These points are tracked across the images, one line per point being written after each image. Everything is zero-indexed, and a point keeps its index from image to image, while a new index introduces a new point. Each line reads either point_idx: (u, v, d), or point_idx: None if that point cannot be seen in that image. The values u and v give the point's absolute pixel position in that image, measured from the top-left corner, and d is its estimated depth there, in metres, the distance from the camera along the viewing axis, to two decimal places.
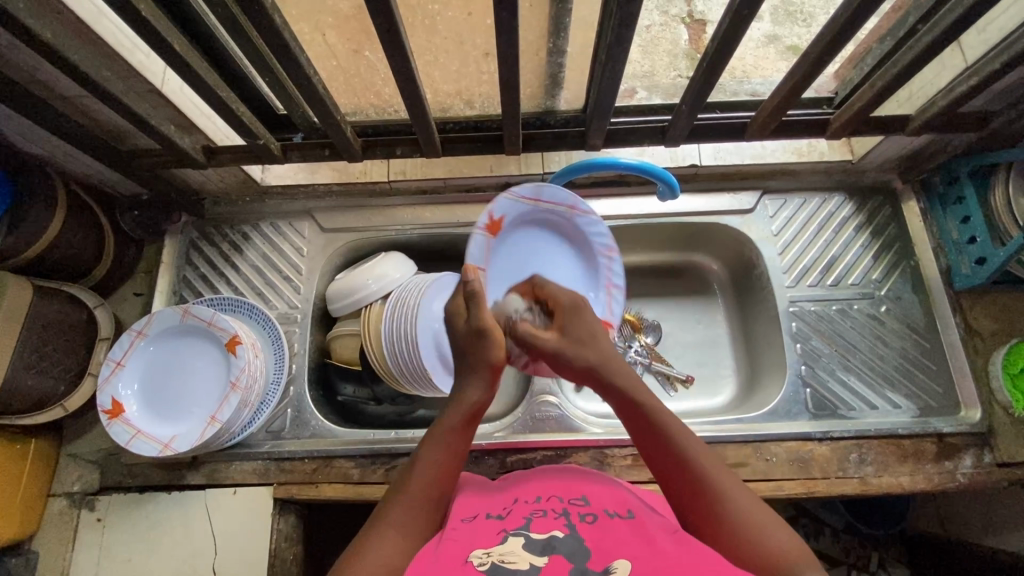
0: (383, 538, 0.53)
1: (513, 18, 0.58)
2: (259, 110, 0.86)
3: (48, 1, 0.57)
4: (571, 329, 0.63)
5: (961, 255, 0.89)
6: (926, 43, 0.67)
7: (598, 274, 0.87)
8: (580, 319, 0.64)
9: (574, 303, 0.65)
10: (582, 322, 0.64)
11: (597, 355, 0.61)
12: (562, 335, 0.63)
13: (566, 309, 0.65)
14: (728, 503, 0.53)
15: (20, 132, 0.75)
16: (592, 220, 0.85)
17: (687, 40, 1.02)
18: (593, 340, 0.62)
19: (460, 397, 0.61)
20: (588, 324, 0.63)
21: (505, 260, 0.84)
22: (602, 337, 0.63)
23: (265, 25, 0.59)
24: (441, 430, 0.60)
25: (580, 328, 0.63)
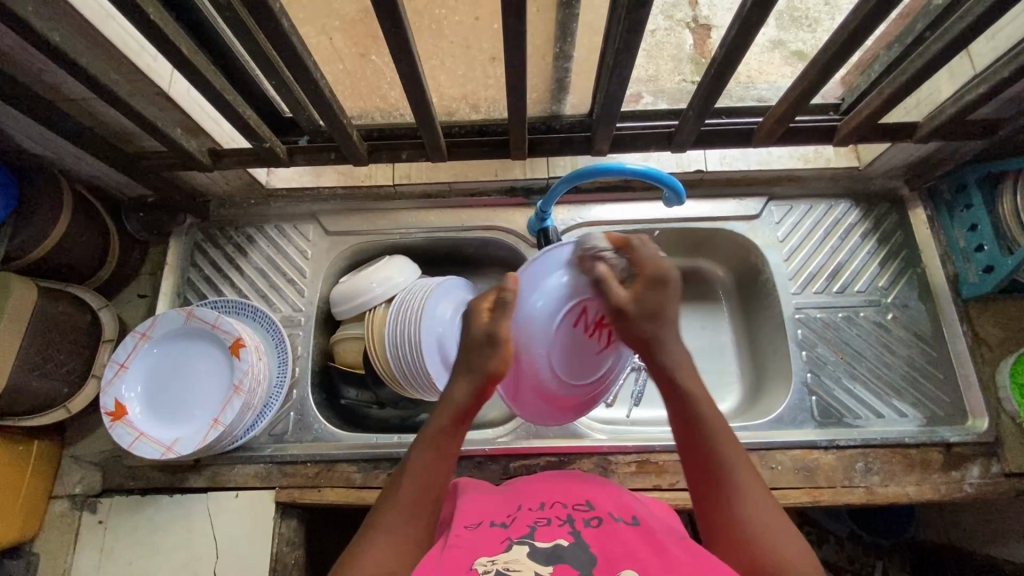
0: (377, 545, 0.55)
1: (520, 23, 0.58)
2: (264, 114, 0.86)
3: (56, 3, 0.57)
4: (644, 300, 0.63)
5: (969, 263, 0.90)
6: (937, 50, 0.66)
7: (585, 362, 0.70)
8: (662, 297, 0.63)
9: (661, 276, 0.63)
10: (661, 298, 0.63)
11: (658, 333, 0.63)
12: (638, 304, 0.63)
13: (652, 282, 0.63)
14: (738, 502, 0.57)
15: (26, 133, 0.75)
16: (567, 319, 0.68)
17: (692, 45, 1.02)
18: (659, 317, 0.63)
19: (448, 400, 0.64)
20: (665, 300, 0.63)
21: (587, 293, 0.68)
22: (670, 321, 0.63)
23: (274, 30, 0.59)
24: (431, 433, 0.62)
25: (654, 300, 0.63)
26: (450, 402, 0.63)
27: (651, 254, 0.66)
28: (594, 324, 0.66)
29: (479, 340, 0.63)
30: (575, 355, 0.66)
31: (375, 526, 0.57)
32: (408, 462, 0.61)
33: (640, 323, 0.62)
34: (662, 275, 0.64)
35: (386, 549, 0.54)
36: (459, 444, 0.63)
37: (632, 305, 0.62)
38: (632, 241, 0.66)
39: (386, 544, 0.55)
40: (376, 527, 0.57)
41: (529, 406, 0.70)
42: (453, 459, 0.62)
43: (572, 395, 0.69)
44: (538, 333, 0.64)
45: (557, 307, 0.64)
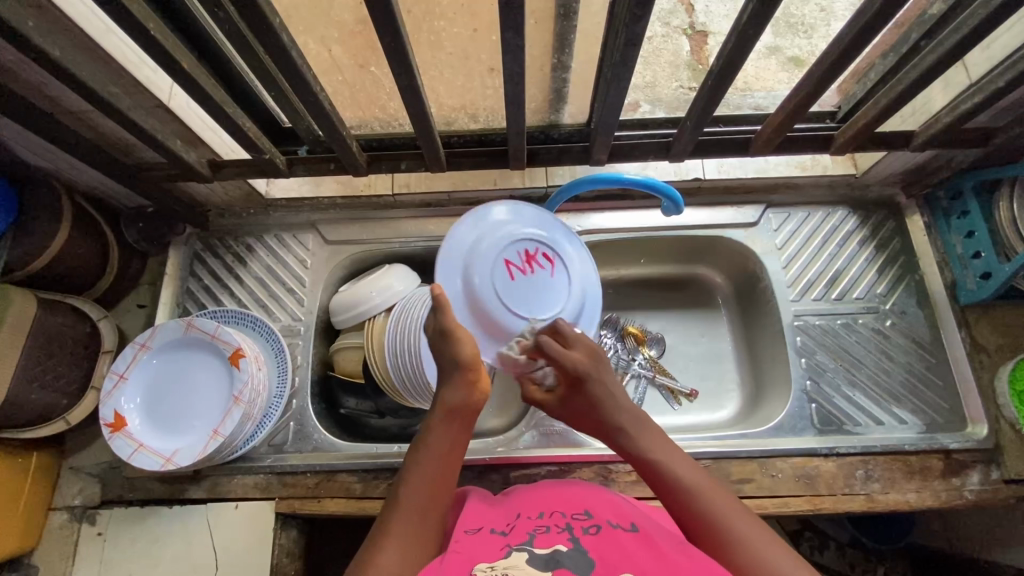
0: (384, 551, 0.54)
1: (518, 37, 0.58)
2: (263, 125, 0.86)
3: (56, 19, 0.57)
4: (572, 402, 0.67)
5: (966, 270, 0.90)
6: (933, 60, 0.67)
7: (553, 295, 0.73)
8: (588, 390, 0.65)
9: (577, 377, 0.65)
10: (585, 395, 0.65)
11: (602, 423, 0.65)
12: (569, 405, 0.68)
13: (571, 387, 0.66)
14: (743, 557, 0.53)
15: (26, 145, 0.76)
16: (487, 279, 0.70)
17: (689, 51, 1.03)
18: (596, 410, 0.65)
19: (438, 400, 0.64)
20: (592, 394, 0.65)
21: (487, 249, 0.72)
22: (609, 409, 0.65)
23: (273, 44, 0.59)
24: (426, 435, 0.62)
25: (579, 402, 0.67)
26: (440, 401, 0.63)
27: (559, 353, 0.66)
28: (523, 261, 0.72)
29: (434, 338, 0.65)
30: (528, 296, 0.71)
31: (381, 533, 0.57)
32: (408, 466, 0.61)
33: (585, 417, 0.67)
34: (581, 373, 0.65)
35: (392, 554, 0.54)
36: (461, 445, 0.63)
37: (563, 410, 0.69)
38: (542, 345, 0.67)
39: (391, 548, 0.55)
40: (383, 535, 0.56)
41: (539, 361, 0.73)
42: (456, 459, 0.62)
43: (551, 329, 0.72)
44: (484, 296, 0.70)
45: (489, 271, 0.70)
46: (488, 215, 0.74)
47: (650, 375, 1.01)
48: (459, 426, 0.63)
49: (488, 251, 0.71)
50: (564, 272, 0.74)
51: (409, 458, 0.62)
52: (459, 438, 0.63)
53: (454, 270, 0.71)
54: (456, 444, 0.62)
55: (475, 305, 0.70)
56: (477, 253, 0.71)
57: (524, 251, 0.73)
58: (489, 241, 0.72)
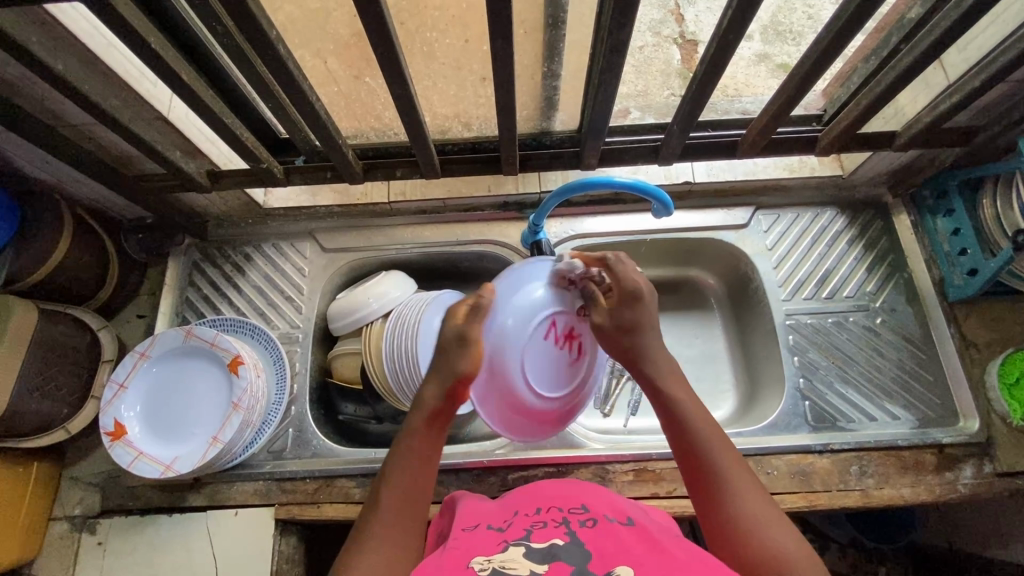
0: (367, 550, 0.56)
1: (507, 46, 0.60)
2: (261, 136, 0.88)
3: (59, 33, 0.59)
4: (620, 316, 0.64)
5: (954, 267, 0.91)
6: (910, 62, 0.69)
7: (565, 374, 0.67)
8: (637, 311, 0.64)
9: (636, 292, 0.64)
10: (638, 314, 0.64)
11: (639, 344, 0.64)
12: (615, 320, 0.64)
13: (625, 299, 0.64)
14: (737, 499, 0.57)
15: (27, 158, 0.77)
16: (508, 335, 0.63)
17: (679, 60, 1.05)
18: (634, 331, 0.64)
19: (420, 402, 0.63)
20: (642, 315, 0.64)
21: (523, 301, 0.64)
22: (649, 329, 0.65)
23: (270, 55, 0.61)
24: (407, 436, 0.62)
25: (629, 315, 0.64)
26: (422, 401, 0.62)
27: (627, 270, 0.66)
28: (563, 335, 0.66)
29: (448, 339, 0.63)
30: (545, 366, 0.65)
31: (364, 533, 0.58)
32: (388, 466, 0.62)
33: (622, 337, 0.64)
34: (639, 288, 0.64)
35: (375, 552, 0.56)
36: (435, 445, 0.62)
37: (608, 321, 0.64)
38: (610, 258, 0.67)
39: (374, 545, 0.56)
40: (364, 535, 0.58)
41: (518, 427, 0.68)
42: (431, 461, 0.62)
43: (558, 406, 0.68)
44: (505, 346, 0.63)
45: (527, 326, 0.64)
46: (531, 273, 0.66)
47: None
48: (435, 426, 0.63)
49: (532, 311, 0.64)
50: (586, 356, 0.68)
51: (388, 459, 0.62)
52: (437, 438, 0.63)
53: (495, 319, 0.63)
54: (435, 447, 0.62)
55: (496, 342, 0.63)
56: (514, 302, 0.64)
57: (568, 326, 0.66)
58: (538, 300, 0.65)
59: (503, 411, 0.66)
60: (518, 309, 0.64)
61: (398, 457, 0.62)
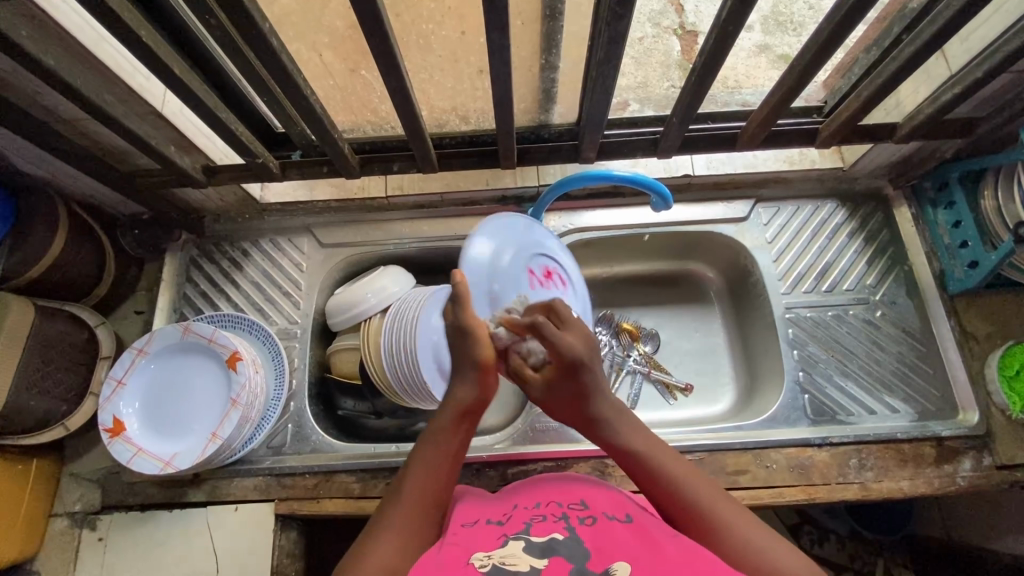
0: (380, 541, 0.54)
1: (504, 37, 0.60)
2: (257, 130, 0.88)
3: (49, 27, 0.58)
4: (559, 388, 0.60)
5: (954, 260, 0.91)
6: (911, 53, 0.68)
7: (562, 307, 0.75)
8: (579, 380, 0.58)
9: (575, 361, 0.57)
10: (578, 384, 0.58)
11: (587, 410, 0.60)
12: (554, 392, 0.60)
13: (563, 371, 0.58)
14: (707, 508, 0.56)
15: (21, 153, 0.76)
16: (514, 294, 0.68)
17: (679, 51, 1.04)
18: (581, 401, 0.59)
19: (449, 398, 0.61)
20: (584, 383, 0.58)
21: (505, 261, 0.69)
22: (596, 395, 0.60)
23: (263, 49, 0.60)
24: (433, 432, 0.60)
25: (569, 387, 0.59)
26: (452, 399, 0.60)
27: (556, 332, 0.57)
28: (542, 276, 0.73)
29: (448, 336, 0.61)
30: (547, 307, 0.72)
31: (380, 523, 0.57)
32: (409, 464, 0.60)
33: (567, 406, 0.60)
34: (576, 358, 0.57)
35: (388, 544, 0.54)
36: (462, 443, 0.61)
37: (548, 395, 0.60)
38: (539, 323, 0.58)
39: (387, 537, 0.55)
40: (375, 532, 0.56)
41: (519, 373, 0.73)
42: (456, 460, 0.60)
43: None
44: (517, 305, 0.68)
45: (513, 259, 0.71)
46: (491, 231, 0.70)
47: (645, 370, 1.01)
48: (463, 423, 0.61)
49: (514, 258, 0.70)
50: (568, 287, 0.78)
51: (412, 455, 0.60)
52: (462, 435, 0.61)
53: (482, 271, 0.66)
54: (463, 443, 0.61)
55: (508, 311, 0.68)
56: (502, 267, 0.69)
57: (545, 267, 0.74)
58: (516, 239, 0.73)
59: None
60: (506, 269, 0.69)
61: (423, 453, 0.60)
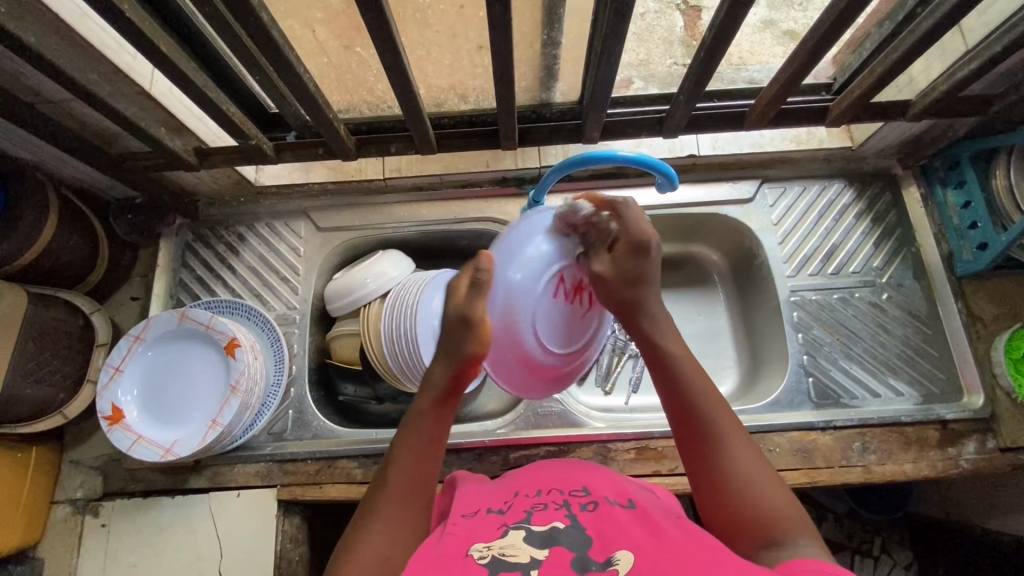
0: (371, 532, 0.54)
1: (505, 10, 0.57)
2: (250, 111, 0.85)
3: (30, 5, 0.56)
4: (624, 268, 0.60)
5: (963, 241, 0.89)
6: (928, 27, 0.65)
7: (581, 331, 0.64)
8: (646, 263, 0.60)
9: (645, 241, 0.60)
10: (644, 266, 0.60)
11: (640, 297, 0.61)
12: (621, 272, 0.60)
13: (632, 248, 0.60)
14: (728, 454, 0.56)
15: (6, 137, 0.74)
16: (517, 297, 0.60)
17: (682, 27, 1.00)
18: (642, 286, 0.60)
19: (428, 385, 0.63)
20: (651, 269, 0.61)
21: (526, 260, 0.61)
22: (653, 285, 0.61)
23: (254, 25, 0.57)
24: (415, 418, 0.62)
25: (632, 267, 0.60)
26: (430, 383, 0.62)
27: (633, 217, 0.62)
28: (573, 290, 0.62)
29: (452, 324, 0.62)
30: (558, 323, 0.62)
31: (368, 512, 0.56)
32: (394, 449, 0.60)
33: (630, 288, 0.60)
34: (645, 242, 0.60)
35: (383, 535, 0.54)
36: (446, 426, 0.62)
37: (613, 274, 0.60)
38: (620, 207, 0.62)
39: (380, 527, 0.55)
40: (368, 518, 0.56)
41: (507, 377, 0.65)
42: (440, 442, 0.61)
43: (558, 366, 0.64)
44: (518, 306, 0.60)
45: (536, 276, 0.60)
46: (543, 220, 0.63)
47: None
48: (445, 407, 0.63)
49: (544, 262, 0.61)
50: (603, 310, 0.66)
51: (396, 442, 0.61)
52: (445, 420, 0.62)
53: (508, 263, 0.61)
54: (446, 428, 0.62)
55: (507, 304, 0.61)
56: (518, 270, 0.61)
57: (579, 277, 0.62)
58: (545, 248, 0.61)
59: (511, 373, 0.64)
60: (523, 267, 0.61)
61: (405, 442, 0.60)
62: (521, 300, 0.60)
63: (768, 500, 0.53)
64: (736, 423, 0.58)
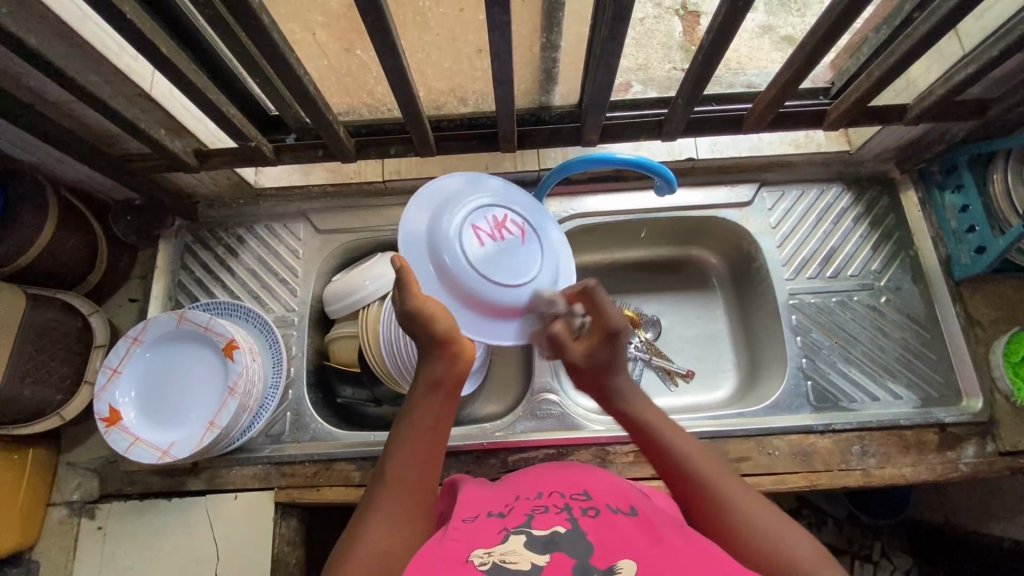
0: (369, 529, 0.53)
1: (505, 13, 0.57)
2: (250, 113, 0.85)
3: (31, 6, 0.56)
4: (596, 356, 0.65)
5: (961, 246, 0.89)
6: (924, 31, 0.66)
7: (524, 258, 0.64)
8: (614, 349, 0.65)
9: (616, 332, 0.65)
10: (614, 353, 0.65)
11: (611, 382, 0.66)
12: (591, 359, 0.66)
13: (603, 338, 0.65)
14: (731, 506, 0.56)
15: (6, 137, 0.74)
16: (445, 260, 0.61)
17: (681, 32, 1.01)
18: (612, 370, 0.66)
19: (422, 376, 0.62)
20: (619, 353, 0.65)
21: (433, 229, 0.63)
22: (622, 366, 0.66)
23: (254, 27, 0.58)
24: (411, 411, 0.61)
25: (605, 354, 0.65)
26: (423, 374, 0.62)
27: (606, 304, 0.65)
28: (494, 229, 0.64)
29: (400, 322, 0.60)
30: (498, 262, 0.62)
31: (366, 508, 0.56)
32: (392, 442, 0.60)
33: (597, 375, 0.66)
34: (615, 334, 0.65)
35: (381, 531, 0.53)
36: (443, 415, 0.62)
37: (585, 362, 0.66)
38: (591, 289, 0.65)
39: (380, 523, 0.54)
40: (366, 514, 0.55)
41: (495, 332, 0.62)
42: (438, 432, 0.60)
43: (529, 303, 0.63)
44: (449, 264, 0.61)
45: (450, 232, 0.62)
46: (440, 188, 0.66)
47: (647, 356, 0.99)
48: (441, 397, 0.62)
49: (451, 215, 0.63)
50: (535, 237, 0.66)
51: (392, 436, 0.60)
52: (441, 410, 0.62)
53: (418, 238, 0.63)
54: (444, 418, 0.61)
55: (440, 273, 0.61)
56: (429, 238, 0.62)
57: (492, 215, 0.64)
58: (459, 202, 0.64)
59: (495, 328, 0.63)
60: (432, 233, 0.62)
61: (402, 436, 0.60)
62: (445, 260, 0.61)
63: (780, 543, 0.52)
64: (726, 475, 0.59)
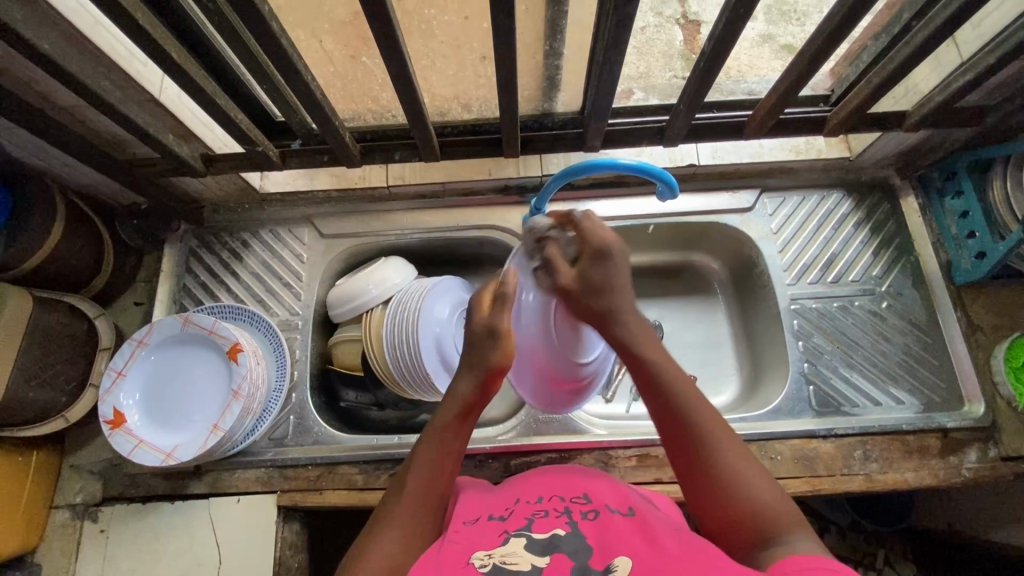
0: (381, 540, 0.55)
1: (510, 20, 0.58)
2: (257, 119, 0.86)
3: (45, 12, 0.57)
4: (588, 277, 0.65)
5: (961, 249, 0.90)
6: (923, 39, 0.67)
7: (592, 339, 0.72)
8: (608, 269, 0.65)
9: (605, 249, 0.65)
10: (608, 273, 0.65)
11: (610, 304, 0.65)
12: (586, 281, 0.65)
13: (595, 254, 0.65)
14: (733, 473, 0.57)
15: (16, 141, 0.75)
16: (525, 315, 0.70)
17: (681, 40, 1.02)
18: (609, 292, 0.65)
19: (452, 396, 0.64)
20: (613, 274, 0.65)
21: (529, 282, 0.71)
22: (620, 289, 0.65)
23: (263, 33, 0.59)
24: (436, 429, 0.63)
25: (597, 274, 0.65)
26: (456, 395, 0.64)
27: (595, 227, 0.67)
28: None
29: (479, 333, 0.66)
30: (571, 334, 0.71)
31: (380, 519, 0.57)
32: (414, 457, 0.62)
33: (597, 299, 0.65)
34: (606, 248, 0.65)
35: (393, 543, 0.54)
36: (466, 436, 0.64)
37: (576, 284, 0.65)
38: (577, 217, 0.68)
39: (392, 535, 0.55)
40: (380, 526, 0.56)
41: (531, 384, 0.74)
42: (457, 452, 0.62)
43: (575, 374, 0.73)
44: (530, 319, 0.70)
45: (543, 294, 0.70)
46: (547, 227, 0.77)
47: None
48: (467, 418, 0.64)
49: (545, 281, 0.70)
50: None
51: (415, 452, 0.62)
52: (466, 432, 0.64)
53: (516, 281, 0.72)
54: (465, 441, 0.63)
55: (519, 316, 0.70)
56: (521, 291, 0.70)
57: None
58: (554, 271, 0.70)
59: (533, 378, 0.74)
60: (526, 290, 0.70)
61: (425, 452, 0.62)
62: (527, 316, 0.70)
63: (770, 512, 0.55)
64: (734, 444, 0.59)
